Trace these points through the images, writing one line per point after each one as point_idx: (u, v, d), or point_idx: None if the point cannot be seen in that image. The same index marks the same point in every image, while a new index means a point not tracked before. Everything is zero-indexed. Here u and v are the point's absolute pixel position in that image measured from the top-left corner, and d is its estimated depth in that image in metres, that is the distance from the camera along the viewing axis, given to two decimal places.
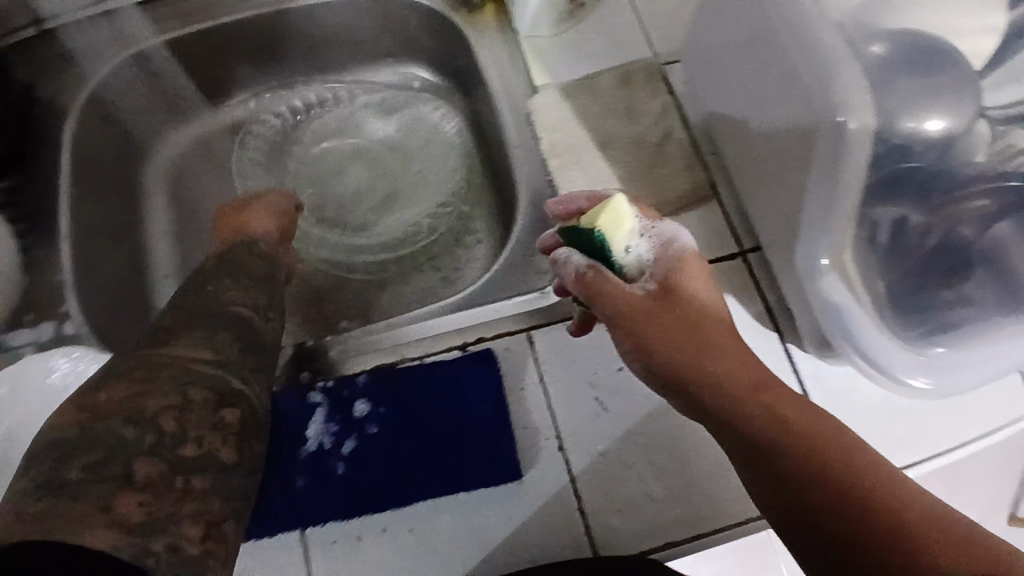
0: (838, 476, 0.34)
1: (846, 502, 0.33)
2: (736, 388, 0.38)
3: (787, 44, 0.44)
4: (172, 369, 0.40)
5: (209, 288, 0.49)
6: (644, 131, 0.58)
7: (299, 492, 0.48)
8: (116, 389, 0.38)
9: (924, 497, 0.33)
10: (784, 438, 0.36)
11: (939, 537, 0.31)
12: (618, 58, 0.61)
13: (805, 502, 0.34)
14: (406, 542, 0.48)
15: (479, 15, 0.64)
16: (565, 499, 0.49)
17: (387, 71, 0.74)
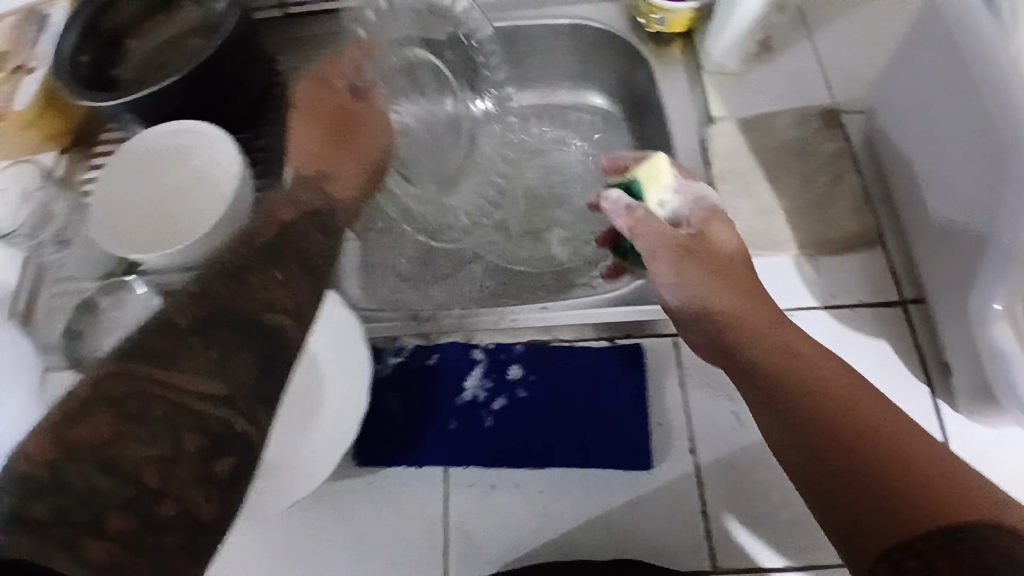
0: (839, 418, 0.40)
1: (854, 433, 0.39)
2: (757, 322, 0.47)
3: (986, 100, 0.46)
4: (159, 397, 0.34)
5: (243, 275, 0.40)
6: (816, 172, 0.61)
7: (450, 433, 0.55)
8: (96, 420, 0.33)
9: (928, 445, 0.39)
10: (794, 370, 0.43)
11: (936, 474, 0.37)
12: (796, 102, 0.64)
13: (816, 432, 0.40)
14: (535, 502, 0.52)
15: (667, 49, 0.69)
16: (691, 500, 0.51)
17: (567, 94, 0.80)
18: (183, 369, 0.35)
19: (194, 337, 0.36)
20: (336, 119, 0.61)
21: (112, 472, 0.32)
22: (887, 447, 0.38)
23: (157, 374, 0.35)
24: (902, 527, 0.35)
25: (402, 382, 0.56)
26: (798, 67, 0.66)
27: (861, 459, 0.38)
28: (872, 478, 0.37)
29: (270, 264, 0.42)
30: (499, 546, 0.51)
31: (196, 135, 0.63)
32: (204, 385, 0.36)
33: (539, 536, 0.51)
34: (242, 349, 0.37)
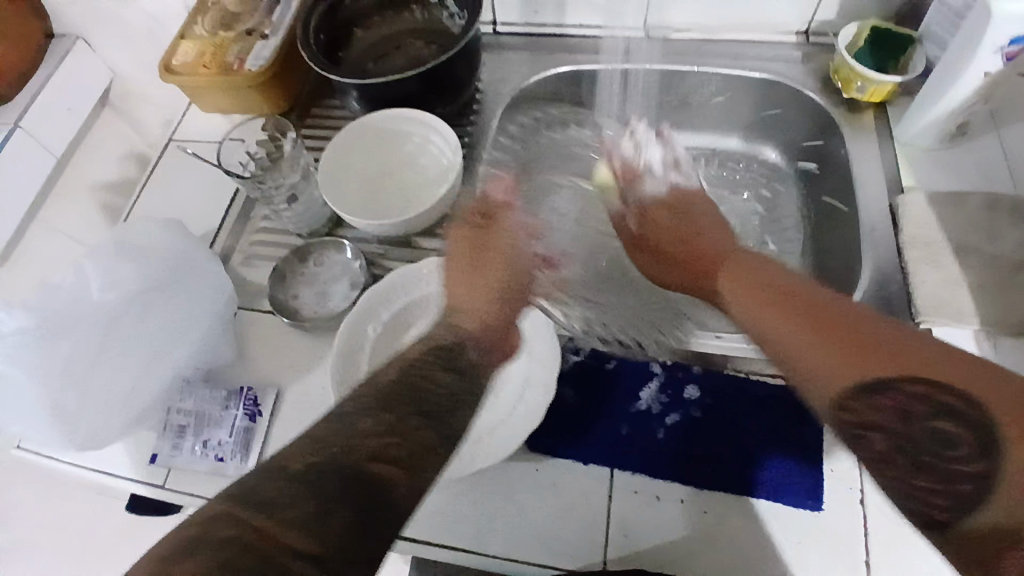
0: (822, 312, 0.46)
1: (818, 324, 0.45)
2: (727, 276, 0.58)
3: None
4: (251, 545, 0.36)
5: (359, 424, 0.43)
6: (1007, 253, 0.61)
7: (622, 437, 0.57)
8: (190, 564, 0.35)
9: (882, 323, 0.44)
10: (772, 296, 0.51)
11: (854, 329, 0.44)
12: (988, 186, 0.66)
13: (827, 333, 0.44)
14: (697, 519, 0.53)
15: (859, 116, 0.71)
16: (855, 546, 0.51)
17: (738, 142, 0.82)
18: (370, 424, 0.44)
19: (385, 403, 0.45)
20: (478, 250, 0.61)
21: (298, 485, 0.39)
22: (873, 348, 0.42)
23: (350, 422, 0.43)
24: (884, 392, 0.40)
25: (580, 379, 0.60)
26: (993, 154, 0.67)
27: (860, 360, 0.41)
28: (831, 372, 0.42)
29: (408, 412, 0.45)
30: (659, 555, 0.52)
31: (411, 122, 0.70)
32: (380, 436, 0.43)
33: (700, 556, 0.52)
34: (416, 421, 0.45)
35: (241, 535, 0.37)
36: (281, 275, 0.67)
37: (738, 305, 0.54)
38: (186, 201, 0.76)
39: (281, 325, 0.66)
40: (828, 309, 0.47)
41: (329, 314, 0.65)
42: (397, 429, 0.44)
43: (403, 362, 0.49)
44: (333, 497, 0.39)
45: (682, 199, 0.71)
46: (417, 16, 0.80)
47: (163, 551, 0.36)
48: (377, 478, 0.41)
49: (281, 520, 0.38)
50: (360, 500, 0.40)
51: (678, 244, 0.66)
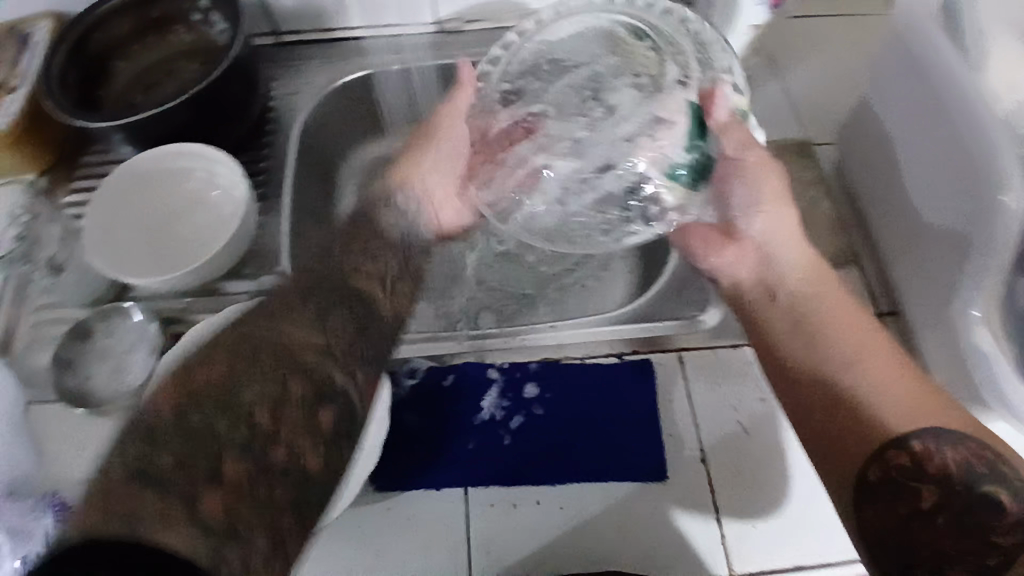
0: (866, 390, 0.47)
1: (843, 382, 0.48)
2: (817, 312, 0.53)
3: (962, 132, 0.52)
4: (261, 376, 0.40)
5: (291, 316, 0.43)
6: (796, 197, 0.66)
7: (469, 453, 0.55)
8: (211, 369, 0.39)
9: (900, 393, 0.46)
10: (836, 342, 0.50)
11: (879, 402, 0.46)
12: (775, 132, 0.70)
13: (848, 402, 0.47)
14: (555, 518, 0.53)
15: None
16: (703, 505, 0.53)
17: None
18: (299, 317, 0.43)
19: (315, 293, 0.45)
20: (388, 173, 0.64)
21: (249, 372, 0.40)
22: (881, 397, 0.46)
23: (291, 308, 0.44)
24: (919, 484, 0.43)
25: (419, 402, 0.57)
26: (774, 104, 0.71)
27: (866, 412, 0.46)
28: (871, 430, 0.45)
29: (336, 292, 0.46)
30: (524, 564, 0.51)
31: (193, 156, 0.63)
32: (310, 333, 0.43)
33: (566, 553, 0.52)
34: (339, 305, 0.45)
35: (211, 424, 0.37)
36: (69, 364, 0.59)
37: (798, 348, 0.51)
38: None
39: (77, 419, 0.58)
40: (880, 346, 0.49)
41: (132, 393, 0.58)
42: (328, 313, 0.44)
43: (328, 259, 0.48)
44: (283, 379, 0.40)
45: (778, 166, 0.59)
46: (185, 36, 0.72)
47: (134, 437, 0.36)
48: (295, 355, 0.41)
49: (245, 406, 0.38)
50: (303, 377, 0.41)
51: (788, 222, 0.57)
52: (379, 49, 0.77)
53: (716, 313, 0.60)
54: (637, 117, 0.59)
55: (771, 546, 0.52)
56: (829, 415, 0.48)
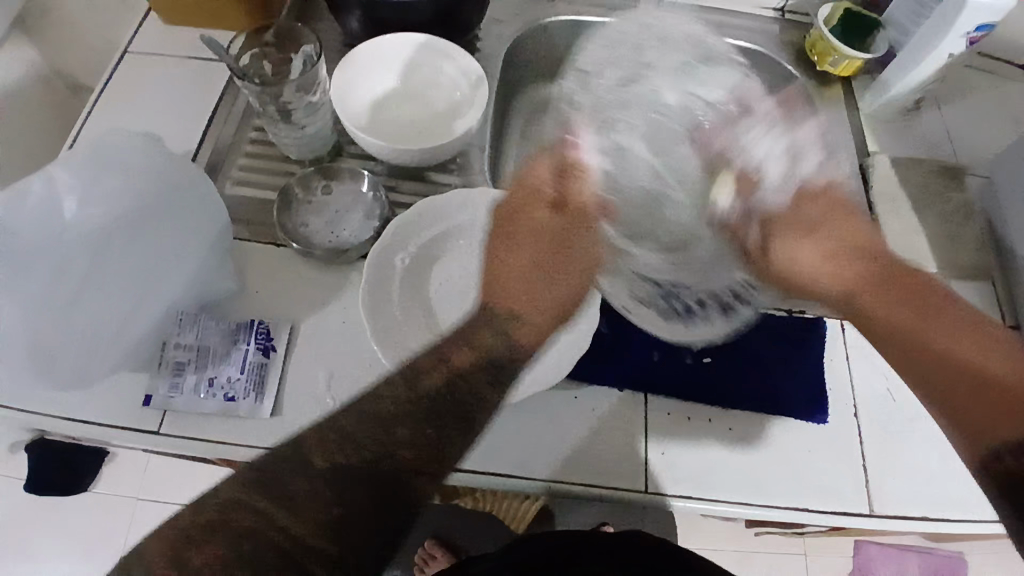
0: (961, 376, 0.52)
1: (915, 344, 0.55)
2: (905, 321, 0.56)
3: None
4: (257, 508, 0.49)
5: (389, 428, 0.51)
6: (947, 212, 0.73)
7: (653, 363, 0.60)
8: (237, 516, 0.49)
9: (980, 361, 0.52)
10: (930, 343, 0.54)
11: (971, 370, 0.52)
12: (930, 153, 0.77)
13: (920, 351, 0.55)
14: (724, 436, 0.57)
15: (830, 89, 0.80)
16: (855, 452, 0.58)
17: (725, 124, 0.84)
18: (406, 432, 0.52)
19: (411, 412, 0.52)
20: (562, 242, 0.65)
21: (325, 484, 0.50)
22: (955, 337, 0.53)
23: (390, 428, 0.51)
24: (1004, 454, 0.48)
25: (611, 312, 0.63)
26: (933, 130, 0.78)
27: (957, 386, 0.52)
28: (971, 406, 0.51)
29: (439, 411, 0.53)
30: (692, 470, 0.56)
31: (427, 51, 0.68)
32: (373, 448, 0.51)
33: (727, 467, 0.56)
34: (430, 423, 0.52)
35: (264, 521, 0.49)
36: (287, 205, 0.62)
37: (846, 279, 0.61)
38: (157, 116, 0.66)
39: (288, 256, 0.60)
40: (971, 323, 0.54)
41: (344, 244, 0.61)
42: (426, 432, 0.52)
43: (470, 360, 0.55)
44: (340, 497, 0.49)
45: (838, 203, 0.66)
46: None
47: (200, 524, 0.49)
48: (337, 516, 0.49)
49: (301, 516, 0.49)
50: (318, 547, 0.49)
51: (821, 205, 0.65)
52: None
53: None
54: None
55: (913, 502, 0.56)
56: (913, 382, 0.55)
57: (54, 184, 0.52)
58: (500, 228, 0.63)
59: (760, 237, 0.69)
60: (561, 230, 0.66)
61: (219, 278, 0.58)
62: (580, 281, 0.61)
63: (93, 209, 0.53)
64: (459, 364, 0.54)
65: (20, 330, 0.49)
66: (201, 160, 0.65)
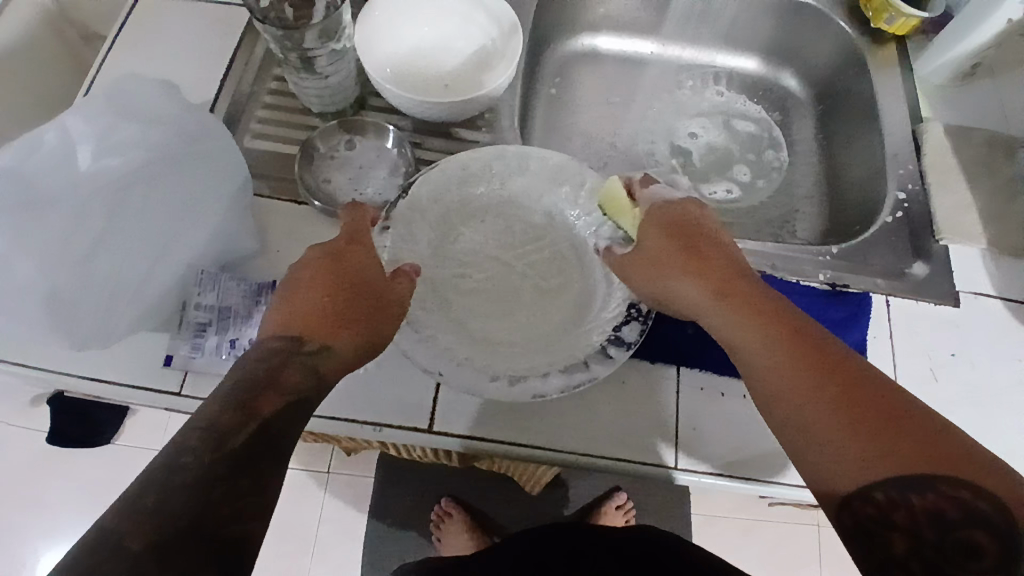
0: (819, 409, 0.39)
1: (785, 354, 0.42)
2: (751, 318, 0.45)
3: None
4: (179, 501, 0.34)
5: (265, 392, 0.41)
6: (1001, 185, 0.68)
7: (687, 336, 0.57)
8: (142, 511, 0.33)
9: (857, 378, 0.39)
10: (791, 346, 0.42)
11: (834, 376, 0.40)
12: (986, 124, 0.73)
13: (802, 362, 0.41)
14: (761, 414, 0.55)
15: (883, 48, 0.75)
16: None
17: (735, 94, 0.84)
18: (297, 380, 0.43)
19: (295, 361, 0.43)
20: (343, 278, 0.47)
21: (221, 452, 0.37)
22: (814, 350, 0.41)
23: (281, 375, 0.42)
24: (925, 494, 0.35)
25: None
26: (991, 97, 0.74)
27: (815, 406, 0.39)
28: (828, 431, 0.38)
29: (297, 364, 0.43)
30: (724, 446, 0.54)
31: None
32: (281, 398, 0.41)
33: (760, 445, 0.54)
34: (309, 366, 0.44)
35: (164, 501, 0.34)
36: (309, 161, 0.59)
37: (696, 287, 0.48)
38: (172, 62, 0.63)
39: (311, 215, 0.58)
40: (817, 341, 0.42)
41: (367, 203, 0.58)
42: (319, 377, 0.44)
43: (292, 369, 0.43)
44: (257, 441, 0.39)
45: (691, 204, 0.53)
46: None
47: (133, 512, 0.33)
48: (225, 499, 0.36)
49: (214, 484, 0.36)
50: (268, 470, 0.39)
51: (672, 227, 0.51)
52: None
53: (919, 269, 0.64)
54: (763, 148, 0.81)
55: None
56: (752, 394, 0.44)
57: (65, 130, 0.50)
58: (285, 285, 0.48)
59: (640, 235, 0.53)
60: (349, 281, 0.47)
61: (238, 235, 0.55)
62: (373, 319, 0.47)
63: (109, 157, 0.50)
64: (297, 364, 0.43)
65: (34, 284, 0.47)
66: (220, 109, 0.61)
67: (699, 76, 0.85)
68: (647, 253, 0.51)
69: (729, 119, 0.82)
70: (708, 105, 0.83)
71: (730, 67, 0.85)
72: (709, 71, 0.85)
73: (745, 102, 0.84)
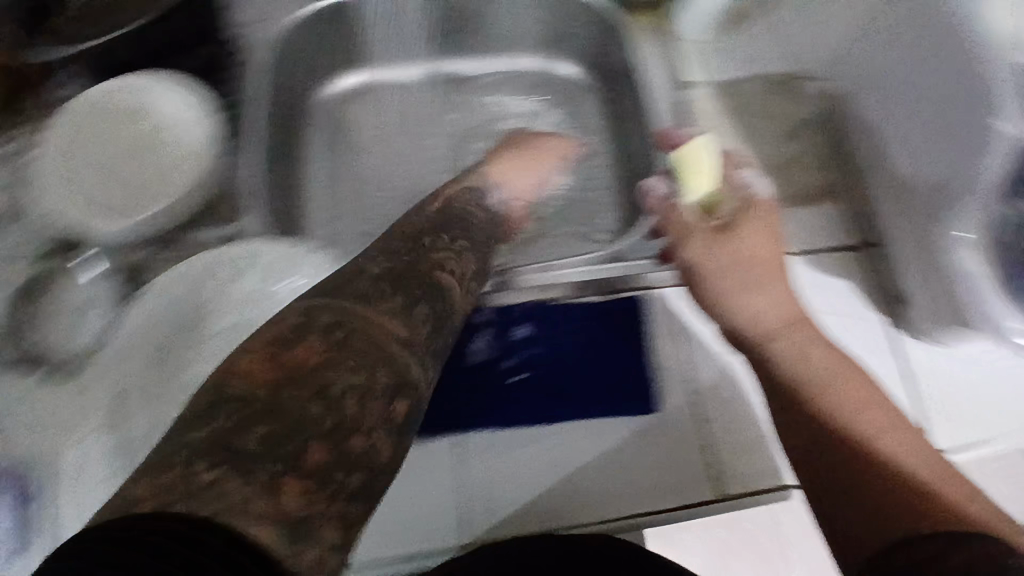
0: (855, 451, 0.41)
1: (813, 402, 0.45)
2: (808, 371, 0.47)
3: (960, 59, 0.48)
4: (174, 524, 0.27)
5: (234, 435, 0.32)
6: (775, 136, 0.67)
7: (461, 400, 0.55)
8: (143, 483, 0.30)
9: (896, 450, 0.41)
10: (857, 399, 0.44)
11: (902, 446, 0.41)
12: (759, 69, 0.68)
13: (859, 408, 0.44)
14: (550, 456, 0.54)
15: (636, 18, 0.70)
16: (691, 432, 0.55)
17: (513, 91, 0.80)
18: (272, 430, 0.33)
19: (252, 415, 0.33)
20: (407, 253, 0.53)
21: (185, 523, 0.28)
22: (876, 413, 0.43)
23: (250, 430, 0.32)
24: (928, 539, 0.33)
25: None
26: (759, 39, 0.69)
27: (853, 439, 0.42)
28: (856, 467, 0.41)
29: (292, 400, 0.34)
30: (516, 500, 0.52)
31: (138, 92, 0.59)
32: (316, 401, 0.34)
33: (553, 488, 0.53)
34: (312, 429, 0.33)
35: (177, 471, 0.30)
36: (20, 323, 0.55)
37: (770, 306, 0.52)
38: None
39: (33, 380, 0.53)
40: (868, 396, 0.45)
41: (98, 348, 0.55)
42: (326, 433, 0.33)
43: (378, 435, 0.35)
44: (274, 458, 0.32)
45: (766, 213, 0.57)
46: None
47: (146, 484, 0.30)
48: None
49: (214, 496, 0.29)
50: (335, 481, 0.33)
51: (763, 238, 0.56)
52: None
53: None
54: (552, 140, 0.77)
55: (759, 472, 0.54)
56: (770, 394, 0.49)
57: None
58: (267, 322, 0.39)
59: (692, 223, 0.56)
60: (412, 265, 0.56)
61: None
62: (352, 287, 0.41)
63: None
64: (238, 368, 0.35)
65: None
66: None
67: (469, 82, 0.80)
68: (703, 248, 0.56)
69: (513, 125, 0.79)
70: (485, 113, 0.79)
71: (501, 63, 0.79)
72: (480, 83, 0.80)
73: (524, 97, 0.79)
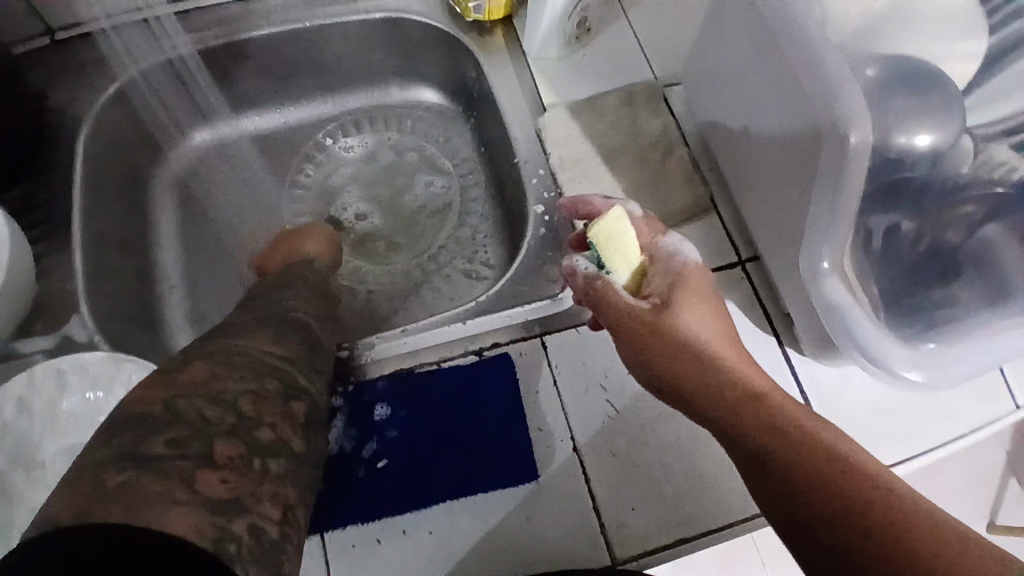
0: (881, 535, 0.34)
1: (816, 484, 0.37)
2: (802, 444, 0.39)
3: (795, 61, 0.44)
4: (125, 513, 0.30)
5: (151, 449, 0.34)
6: (647, 146, 0.60)
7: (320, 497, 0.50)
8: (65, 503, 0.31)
9: (909, 509, 0.35)
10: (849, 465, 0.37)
11: (915, 507, 0.35)
12: (624, 79, 0.63)
13: (860, 488, 0.36)
14: (424, 545, 0.49)
15: (491, 39, 0.66)
16: (577, 494, 0.50)
17: (378, 126, 0.75)
18: (208, 416, 0.38)
19: (192, 410, 0.38)
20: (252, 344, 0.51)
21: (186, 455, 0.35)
22: (870, 475, 0.37)
23: (187, 413, 0.37)
24: None
25: None
26: (619, 47, 0.65)
27: (874, 526, 0.34)
28: (892, 554, 0.33)
29: (226, 383, 0.40)
30: None
31: None
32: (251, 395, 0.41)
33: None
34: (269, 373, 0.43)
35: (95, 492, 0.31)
36: None
37: (736, 377, 0.43)
38: None
39: None
40: (856, 459, 0.38)
41: None
42: (261, 394, 0.41)
43: (283, 427, 0.40)
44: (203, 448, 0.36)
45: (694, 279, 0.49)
46: None
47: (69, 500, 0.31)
48: None
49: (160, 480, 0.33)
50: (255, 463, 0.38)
51: (701, 306, 0.47)
52: (186, 30, 0.66)
53: None
54: (427, 177, 0.73)
55: (653, 529, 0.50)
56: (757, 482, 0.40)
57: None
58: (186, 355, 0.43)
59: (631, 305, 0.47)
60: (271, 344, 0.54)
61: None
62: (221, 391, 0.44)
63: None
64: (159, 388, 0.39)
65: None
66: None
67: (331, 123, 0.75)
68: (640, 327, 0.47)
69: (385, 163, 0.74)
70: (352, 155, 0.75)
71: (360, 98, 0.75)
72: (347, 119, 0.75)
73: (391, 133, 0.75)
